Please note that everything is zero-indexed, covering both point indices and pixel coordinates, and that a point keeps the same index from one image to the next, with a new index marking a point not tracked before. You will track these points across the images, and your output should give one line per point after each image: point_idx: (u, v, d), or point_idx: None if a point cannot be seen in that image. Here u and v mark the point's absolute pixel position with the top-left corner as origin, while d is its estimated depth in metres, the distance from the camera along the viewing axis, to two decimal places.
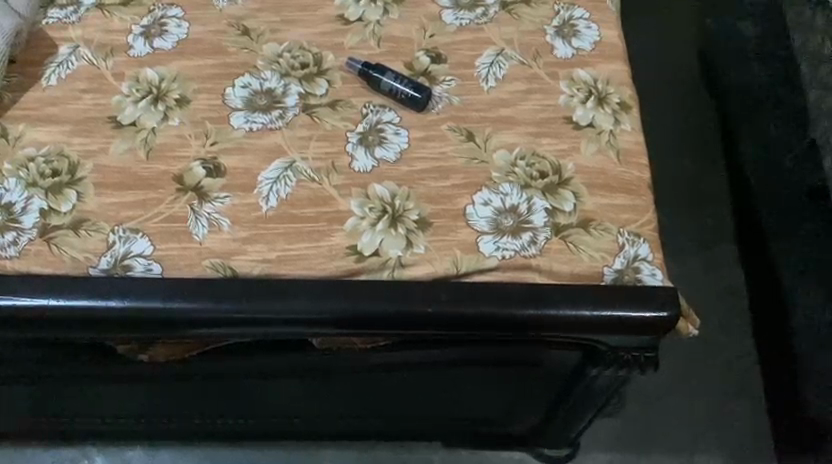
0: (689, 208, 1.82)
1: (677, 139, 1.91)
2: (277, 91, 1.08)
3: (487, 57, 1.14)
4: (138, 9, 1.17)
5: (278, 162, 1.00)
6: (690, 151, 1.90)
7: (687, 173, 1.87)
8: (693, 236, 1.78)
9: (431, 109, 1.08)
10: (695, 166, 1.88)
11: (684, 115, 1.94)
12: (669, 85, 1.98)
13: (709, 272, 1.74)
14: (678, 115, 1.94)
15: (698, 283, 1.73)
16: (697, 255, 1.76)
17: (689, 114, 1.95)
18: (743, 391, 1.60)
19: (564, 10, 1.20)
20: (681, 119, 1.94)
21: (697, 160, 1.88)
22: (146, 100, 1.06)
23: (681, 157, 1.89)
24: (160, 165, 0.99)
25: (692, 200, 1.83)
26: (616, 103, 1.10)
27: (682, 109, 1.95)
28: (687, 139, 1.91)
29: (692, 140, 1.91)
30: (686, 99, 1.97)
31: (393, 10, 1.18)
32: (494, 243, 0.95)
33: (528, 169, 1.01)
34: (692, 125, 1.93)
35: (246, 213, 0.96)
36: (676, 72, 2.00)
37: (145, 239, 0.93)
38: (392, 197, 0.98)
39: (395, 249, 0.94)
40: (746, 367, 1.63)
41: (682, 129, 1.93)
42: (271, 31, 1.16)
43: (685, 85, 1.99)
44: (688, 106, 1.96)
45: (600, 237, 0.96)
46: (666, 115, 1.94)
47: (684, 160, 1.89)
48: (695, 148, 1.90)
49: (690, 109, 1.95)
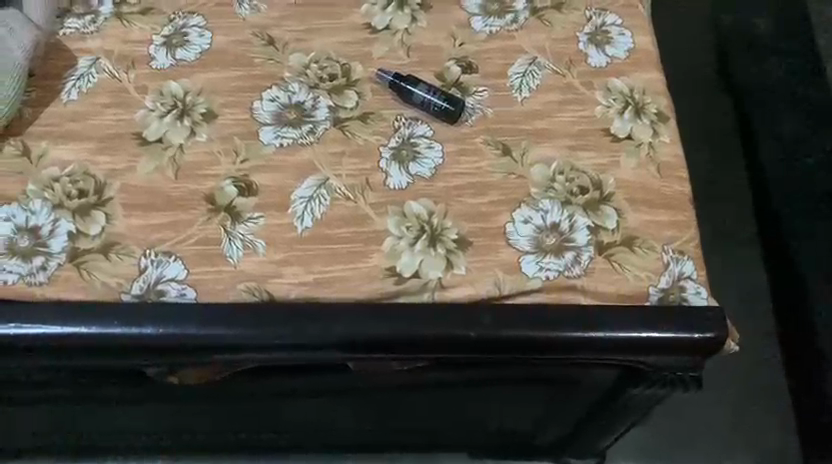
0: (711, 207, 1.80)
1: (699, 136, 1.88)
2: (306, 104, 1.05)
3: (520, 66, 1.11)
4: (157, 18, 1.14)
5: (310, 180, 0.97)
6: (712, 148, 1.86)
7: (709, 171, 1.84)
8: (716, 236, 1.77)
9: (464, 121, 1.05)
10: (717, 164, 1.85)
11: (705, 112, 1.90)
12: (689, 81, 1.94)
13: (732, 272, 1.73)
14: (697, 112, 1.90)
15: (722, 283, 1.72)
16: (720, 255, 1.75)
17: (711, 109, 1.91)
18: (769, 395, 1.61)
19: (595, 16, 1.17)
20: (702, 116, 1.90)
21: (719, 158, 1.85)
22: (171, 115, 1.03)
23: (704, 155, 1.85)
24: (189, 183, 0.96)
25: (714, 199, 1.81)
26: (653, 113, 1.07)
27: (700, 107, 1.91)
28: (708, 136, 1.88)
29: (714, 137, 1.88)
30: (707, 94, 1.93)
31: (421, 18, 1.15)
32: (536, 263, 0.92)
33: (568, 184, 0.99)
34: (713, 121, 1.90)
35: (281, 234, 0.93)
36: (696, 67, 1.96)
37: (177, 262, 0.90)
38: (429, 215, 0.96)
39: (435, 270, 0.91)
40: (770, 371, 1.63)
41: (702, 126, 1.89)
42: (296, 41, 1.12)
43: (705, 80, 1.94)
44: (710, 102, 1.92)
45: (644, 255, 0.94)
46: (687, 112, 1.91)
47: (706, 158, 1.85)
48: (716, 145, 1.87)
49: (711, 105, 1.92)
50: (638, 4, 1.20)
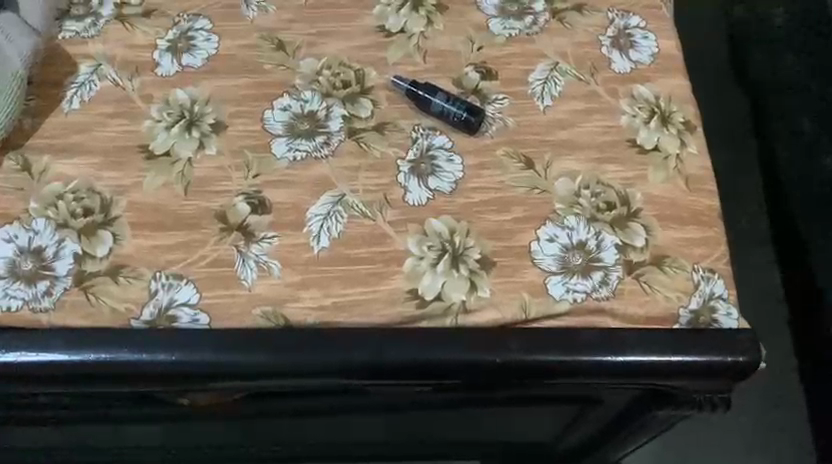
0: (732, 207, 1.75)
1: (718, 133, 1.82)
2: (319, 114, 1.01)
3: (540, 72, 1.06)
4: (161, 21, 1.09)
5: (326, 196, 0.93)
6: (731, 146, 1.81)
7: (730, 171, 1.79)
8: (738, 237, 1.73)
9: (485, 132, 1.01)
10: (736, 162, 1.79)
11: (723, 109, 1.84)
12: (707, 77, 1.87)
13: (750, 274, 1.70)
14: (715, 109, 1.84)
15: (745, 286, 1.69)
16: (742, 258, 1.71)
17: (728, 106, 1.84)
18: (785, 395, 1.60)
19: (618, 17, 1.13)
20: (721, 112, 1.84)
21: (738, 155, 1.80)
22: (178, 126, 0.99)
23: (724, 154, 1.80)
24: (200, 201, 0.92)
25: (733, 197, 1.76)
26: (680, 122, 1.03)
27: (717, 103, 1.84)
28: (728, 134, 1.82)
29: (732, 135, 1.82)
30: (725, 90, 1.86)
31: (436, 20, 1.10)
32: (563, 284, 0.89)
33: (594, 199, 0.95)
34: (732, 118, 1.83)
35: (297, 255, 0.89)
36: (712, 61, 1.89)
37: (189, 286, 0.86)
38: (451, 234, 0.92)
39: (458, 293, 0.88)
40: (784, 370, 1.62)
41: (719, 124, 1.82)
42: (307, 45, 1.08)
43: (722, 75, 1.87)
44: (727, 98, 1.85)
45: (675, 275, 0.91)
46: (706, 109, 1.84)
47: (727, 156, 1.80)
48: (735, 144, 1.81)
49: (728, 102, 1.85)
50: (661, 5, 1.15)
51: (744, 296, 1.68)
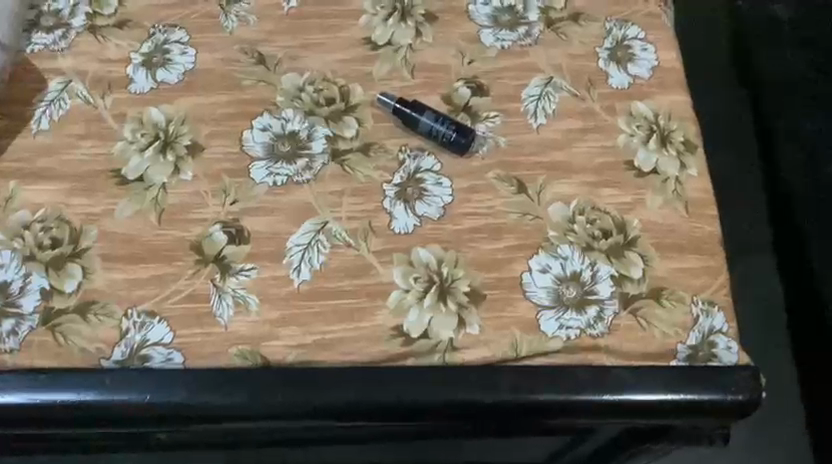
0: (733, 210, 1.70)
1: (720, 135, 1.77)
2: (301, 134, 0.96)
3: (534, 88, 1.02)
4: (136, 33, 1.03)
5: (308, 223, 0.89)
6: (733, 150, 1.75)
7: (732, 176, 1.73)
8: (738, 243, 1.67)
9: (475, 152, 0.96)
10: (738, 166, 1.74)
11: (726, 111, 1.78)
12: (709, 78, 1.82)
13: (750, 281, 1.64)
14: (719, 109, 1.79)
15: (745, 294, 1.62)
16: (742, 266, 1.65)
17: (732, 108, 1.79)
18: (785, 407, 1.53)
19: (616, 28, 1.07)
20: (724, 113, 1.79)
21: (741, 159, 1.74)
22: (152, 148, 0.94)
23: (726, 157, 1.74)
24: (175, 230, 0.87)
25: (735, 200, 1.70)
26: (680, 141, 0.99)
27: (720, 103, 1.79)
28: (731, 135, 1.77)
29: (735, 139, 1.77)
30: (727, 93, 1.80)
31: (425, 32, 1.05)
32: (556, 320, 0.84)
33: (589, 226, 0.90)
34: (734, 121, 1.78)
35: (276, 290, 0.84)
36: (716, 62, 1.83)
37: (162, 323, 0.82)
38: (439, 264, 0.87)
39: (446, 330, 0.83)
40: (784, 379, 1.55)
41: (722, 125, 1.77)
42: (289, 59, 1.02)
43: (726, 77, 1.82)
44: (730, 99, 1.80)
45: (673, 309, 0.86)
46: (709, 111, 1.79)
47: (729, 160, 1.74)
48: (738, 147, 1.76)
49: (732, 104, 1.79)
50: (661, 14, 1.10)
51: (746, 303, 1.62)
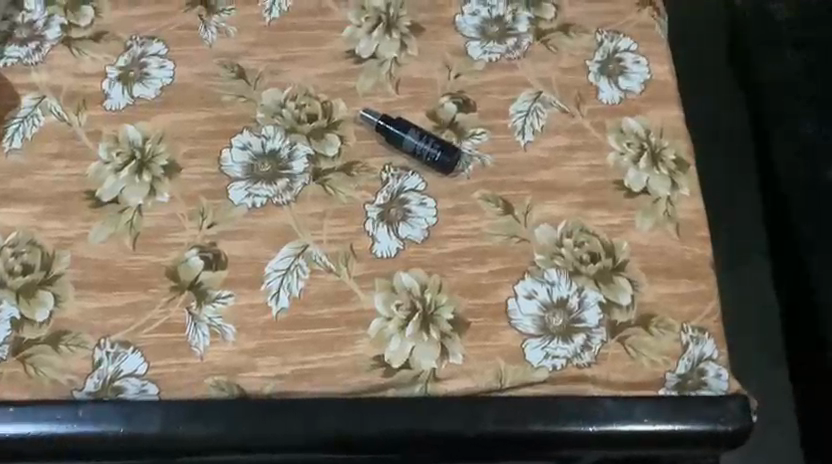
0: (722, 220, 1.50)
1: (710, 137, 1.57)
2: (281, 153, 0.93)
3: (522, 103, 0.99)
4: (112, 46, 1.00)
5: (287, 248, 0.86)
6: (725, 152, 1.56)
7: (723, 182, 1.54)
8: (729, 256, 1.47)
9: (460, 172, 0.94)
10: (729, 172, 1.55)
11: (714, 113, 1.58)
12: (700, 76, 1.62)
13: (740, 298, 1.44)
14: (710, 111, 1.58)
15: (736, 314, 1.43)
16: (734, 282, 1.45)
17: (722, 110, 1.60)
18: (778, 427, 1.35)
19: (607, 40, 1.05)
20: (713, 114, 1.58)
21: (732, 162, 1.55)
22: (127, 168, 0.91)
23: (717, 162, 1.55)
24: (150, 255, 0.85)
25: (723, 208, 1.51)
26: (671, 160, 0.96)
27: (710, 104, 1.60)
28: (721, 138, 1.57)
29: (728, 142, 1.57)
30: (722, 94, 1.59)
31: (410, 44, 1.02)
32: (542, 349, 0.82)
33: (577, 250, 0.88)
34: (723, 120, 1.59)
35: (253, 318, 0.82)
36: (707, 60, 1.63)
37: (136, 354, 0.80)
38: (421, 290, 0.85)
39: (428, 360, 0.81)
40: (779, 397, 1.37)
41: (712, 127, 1.58)
42: (270, 73, 0.99)
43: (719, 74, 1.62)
44: (720, 99, 1.60)
45: (662, 337, 0.84)
46: (694, 114, 1.59)
47: (720, 164, 1.55)
48: (730, 150, 1.56)
49: (725, 104, 1.59)
50: (654, 25, 1.07)
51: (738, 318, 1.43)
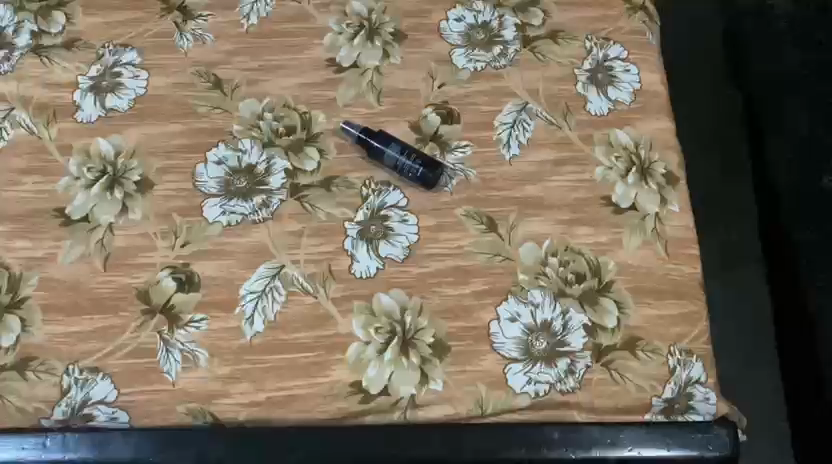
0: (715, 225, 1.37)
1: (701, 137, 1.44)
2: (258, 168, 0.90)
3: (508, 115, 0.96)
4: (84, 54, 0.97)
5: (262, 268, 0.84)
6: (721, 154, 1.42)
7: (717, 187, 1.40)
8: (719, 259, 1.35)
9: (442, 187, 0.91)
10: (726, 175, 1.41)
11: (708, 113, 1.45)
12: (694, 74, 1.49)
13: (733, 308, 1.31)
14: (704, 110, 1.46)
15: (725, 326, 1.29)
16: (723, 287, 1.33)
17: (720, 108, 1.46)
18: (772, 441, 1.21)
19: (596, 48, 1.01)
20: (707, 114, 1.46)
21: (728, 163, 1.42)
22: (98, 184, 0.88)
23: (711, 160, 1.42)
24: (121, 277, 0.82)
25: (715, 213, 1.38)
26: (661, 174, 0.93)
27: (706, 103, 1.46)
28: (713, 137, 1.44)
29: (724, 143, 1.43)
30: (715, 93, 1.47)
31: (393, 53, 0.99)
32: (525, 375, 0.80)
33: (562, 270, 0.85)
34: (722, 120, 1.45)
35: (227, 343, 0.79)
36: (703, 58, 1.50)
37: (106, 381, 0.77)
38: (401, 312, 0.82)
39: (407, 386, 0.79)
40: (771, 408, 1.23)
41: (706, 127, 1.45)
42: (248, 83, 0.96)
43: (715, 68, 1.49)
44: (717, 97, 1.47)
45: (649, 361, 0.82)
46: (690, 114, 1.46)
47: (712, 165, 1.42)
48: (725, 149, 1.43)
49: (722, 100, 1.46)
50: (645, 32, 1.03)
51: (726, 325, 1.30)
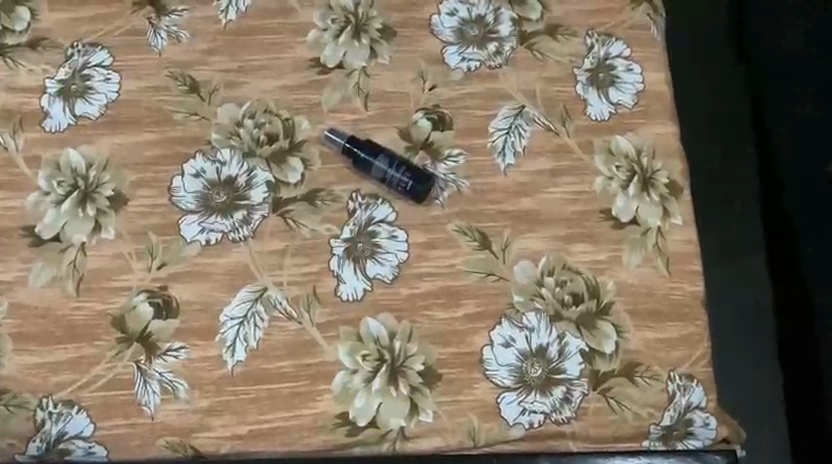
0: (713, 218, 1.26)
1: (704, 129, 1.31)
2: (238, 180, 0.85)
3: (503, 119, 0.91)
4: (50, 54, 0.91)
5: (244, 292, 0.80)
6: (721, 153, 1.30)
7: (720, 179, 1.28)
8: (719, 255, 1.24)
9: (433, 199, 0.86)
10: (728, 171, 1.29)
11: (710, 104, 1.32)
12: (694, 62, 1.35)
13: (734, 305, 1.22)
14: (706, 100, 1.32)
15: (725, 325, 1.20)
16: (723, 282, 1.23)
17: (720, 106, 1.32)
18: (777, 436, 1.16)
19: (597, 44, 0.95)
20: (708, 104, 1.32)
21: (729, 156, 1.30)
22: (69, 200, 0.83)
23: (713, 150, 1.29)
24: (94, 302, 0.78)
25: (715, 205, 1.27)
26: (664, 184, 0.89)
27: (707, 94, 1.33)
28: (715, 128, 1.31)
29: (724, 142, 1.30)
30: (719, 82, 1.33)
31: (381, 51, 0.93)
32: (518, 404, 0.77)
33: (559, 290, 0.82)
34: (722, 118, 1.32)
35: (207, 373, 0.76)
36: (703, 43, 1.36)
37: (82, 415, 0.74)
38: (389, 338, 0.79)
39: (395, 417, 0.76)
40: (773, 403, 1.18)
41: (708, 119, 1.31)
42: (226, 85, 0.90)
43: (717, 59, 1.35)
44: (720, 86, 1.33)
45: (647, 388, 0.79)
46: (690, 106, 1.32)
47: (714, 156, 1.29)
48: (727, 148, 1.30)
49: (726, 88, 1.33)
50: (649, 25, 0.97)
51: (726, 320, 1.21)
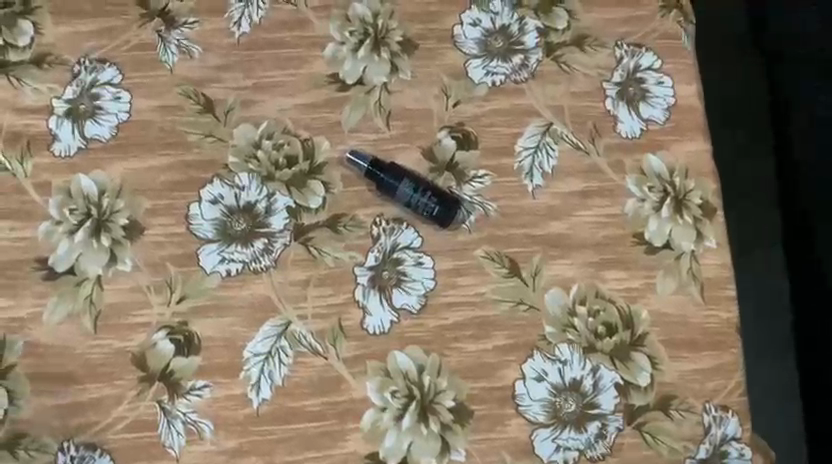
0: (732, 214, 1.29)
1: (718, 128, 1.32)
2: (258, 207, 0.82)
3: (530, 138, 0.87)
4: (56, 71, 0.87)
5: (268, 325, 0.77)
6: (738, 151, 1.31)
7: (735, 176, 1.30)
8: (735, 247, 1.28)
9: (460, 224, 0.83)
10: (746, 167, 1.30)
11: (725, 106, 1.32)
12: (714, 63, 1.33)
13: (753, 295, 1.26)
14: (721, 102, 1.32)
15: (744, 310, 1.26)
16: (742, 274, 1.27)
17: (733, 105, 1.32)
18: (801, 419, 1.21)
19: (627, 55, 0.92)
20: (724, 105, 1.32)
21: (747, 151, 1.30)
22: (83, 229, 0.80)
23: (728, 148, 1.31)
24: (113, 339, 0.75)
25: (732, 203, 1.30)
26: (697, 205, 0.86)
27: (724, 95, 1.32)
28: (732, 127, 1.32)
29: (740, 140, 1.31)
30: (738, 82, 1.32)
31: (402, 66, 0.89)
32: (552, 440, 0.75)
33: (591, 321, 0.79)
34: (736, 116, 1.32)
35: (233, 413, 0.74)
36: (726, 42, 1.34)
37: (105, 458, 0.72)
38: (419, 373, 0.77)
39: (427, 455, 0.74)
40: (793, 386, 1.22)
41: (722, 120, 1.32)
42: (242, 104, 0.86)
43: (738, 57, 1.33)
44: (738, 87, 1.32)
45: (682, 421, 0.77)
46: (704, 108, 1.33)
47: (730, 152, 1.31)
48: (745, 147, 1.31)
49: (743, 87, 1.32)
50: (681, 33, 0.93)
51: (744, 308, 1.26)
